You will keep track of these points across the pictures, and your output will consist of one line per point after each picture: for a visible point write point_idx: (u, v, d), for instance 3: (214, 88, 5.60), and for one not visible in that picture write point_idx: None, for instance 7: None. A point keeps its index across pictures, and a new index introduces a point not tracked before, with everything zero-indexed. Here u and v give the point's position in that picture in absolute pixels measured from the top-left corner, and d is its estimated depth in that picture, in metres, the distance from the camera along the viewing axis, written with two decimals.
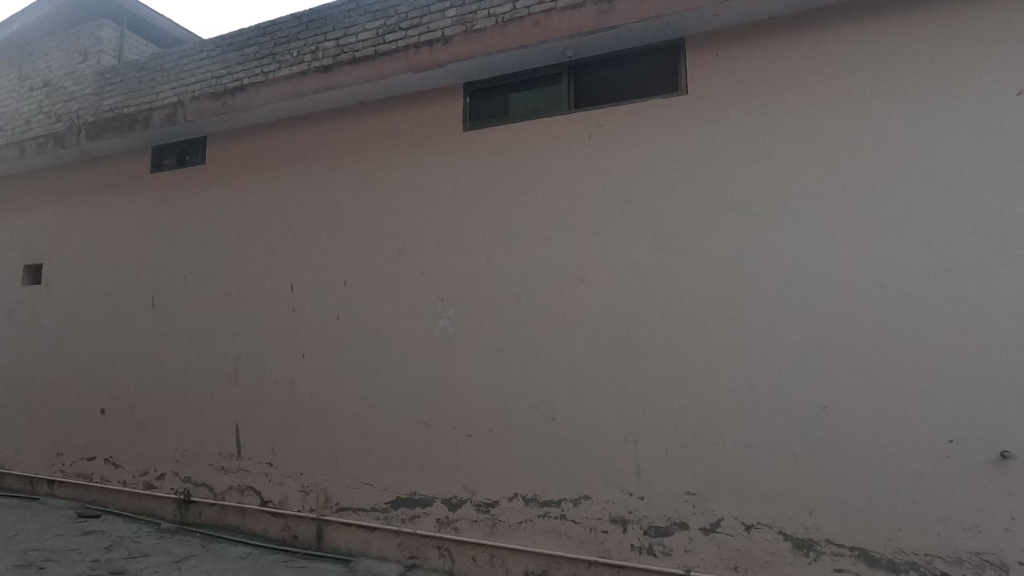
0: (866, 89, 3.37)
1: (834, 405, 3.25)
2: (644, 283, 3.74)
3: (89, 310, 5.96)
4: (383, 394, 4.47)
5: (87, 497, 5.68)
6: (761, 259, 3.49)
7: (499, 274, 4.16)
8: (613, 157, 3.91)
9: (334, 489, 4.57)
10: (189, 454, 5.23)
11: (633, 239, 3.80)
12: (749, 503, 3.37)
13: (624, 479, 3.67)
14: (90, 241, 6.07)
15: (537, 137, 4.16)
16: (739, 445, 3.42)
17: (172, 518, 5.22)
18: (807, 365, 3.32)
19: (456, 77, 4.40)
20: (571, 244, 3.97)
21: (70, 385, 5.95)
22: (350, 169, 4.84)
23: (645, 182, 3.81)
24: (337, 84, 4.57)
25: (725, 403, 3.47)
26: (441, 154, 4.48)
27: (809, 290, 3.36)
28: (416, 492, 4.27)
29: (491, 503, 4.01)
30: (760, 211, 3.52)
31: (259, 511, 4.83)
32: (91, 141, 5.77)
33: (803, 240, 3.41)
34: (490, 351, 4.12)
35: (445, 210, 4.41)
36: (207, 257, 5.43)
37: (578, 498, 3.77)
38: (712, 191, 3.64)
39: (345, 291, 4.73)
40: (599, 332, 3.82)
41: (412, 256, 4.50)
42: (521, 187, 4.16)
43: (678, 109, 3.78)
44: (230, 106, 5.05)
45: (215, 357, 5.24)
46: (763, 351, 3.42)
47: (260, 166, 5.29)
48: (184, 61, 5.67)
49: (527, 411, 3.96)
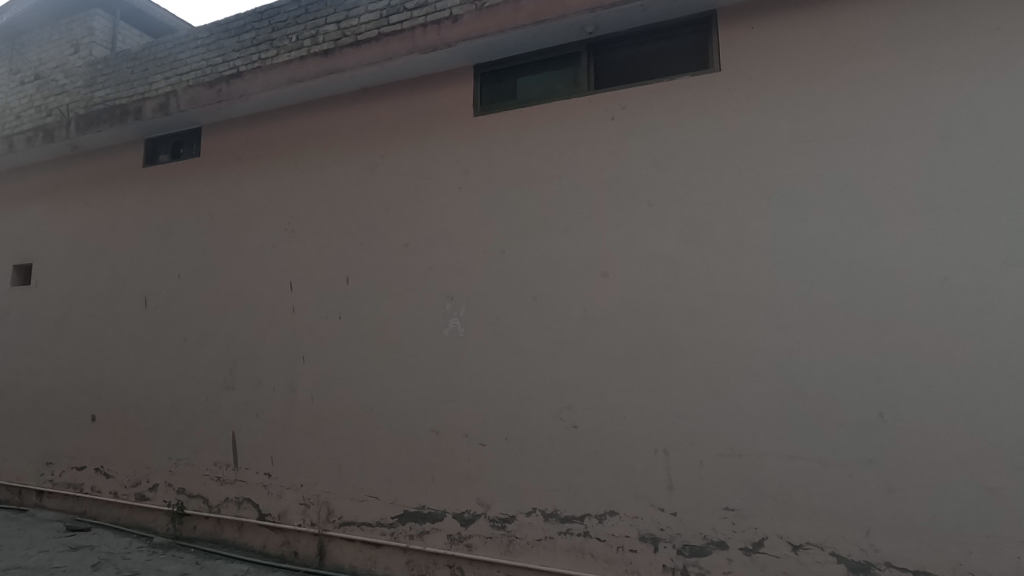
0: (922, 59, 3.04)
1: (891, 410, 2.92)
2: (673, 277, 3.41)
3: (80, 311, 5.68)
4: (390, 399, 4.15)
5: (76, 509, 5.38)
6: (803, 250, 3.16)
7: (514, 269, 3.85)
8: (638, 140, 3.60)
9: (337, 502, 4.26)
10: (183, 464, 4.93)
11: (660, 229, 3.48)
12: (796, 521, 3.03)
13: (654, 492, 3.34)
14: (81, 239, 5.79)
15: (555, 122, 3.85)
16: (783, 457, 3.09)
17: (165, 532, 4.91)
18: (857, 366, 3.00)
19: (466, 58, 4.10)
20: (592, 235, 3.65)
21: (60, 390, 5.66)
22: (353, 159, 4.54)
23: (673, 167, 3.49)
24: (338, 67, 4.26)
25: (766, 410, 3.14)
26: (450, 141, 4.17)
27: (857, 283, 3.04)
28: (426, 506, 3.95)
29: (507, 519, 3.68)
30: (803, 195, 3.19)
31: (257, 525, 4.52)
32: (81, 133, 5.48)
33: (850, 229, 3.09)
34: (506, 352, 3.80)
35: (454, 202, 4.10)
36: (202, 255, 5.14)
37: (603, 513, 3.45)
38: (748, 176, 3.32)
39: (348, 289, 4.43)
40: (623, 332, 3.49)
41: (419, 251, 4.19)
42: (536, 176, 3.85)
43: (709, 87, 3.46)
44: (225, 94, 4.75)
45: (210, 361, 4.95)
46: (807, 351, 3.09)
47: (257, 158, 4.99)
48: (178, 50, 5.41)
49: (546, 419, 3.64)
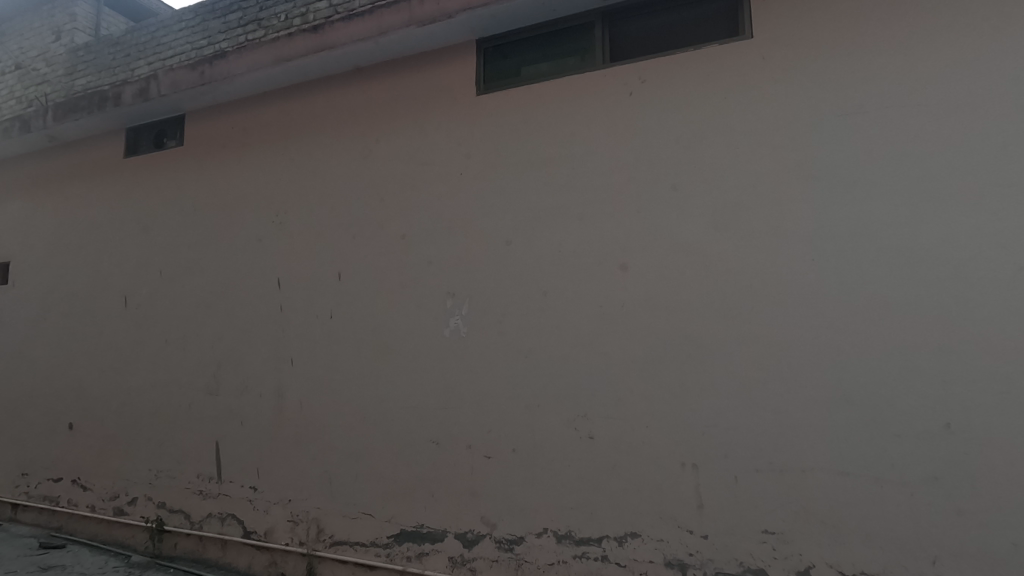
0: (987, 18, 2.66)
1: (960, 420, 2.53)
2: (701, 270, 3.03)
3: (57, 312, 5.33)
4: (386, 406, 3.78)
5: (52, 524, 5.03)
6: (850, 236, 2.78)
7: (521, 261, 3.48)
8: (660, 117, 3.23)
9: (327, 520, 3.88)
10: (164, 476, 4.57)
11: (686, 216, 3.10)
12: (847, 547, 2.65)
13: (681, 513, 2.95)
14: (59, 235, 5.45)
15: (566, 99, 3.49)
16: (831, 473, 2.70)
17: (144, 550, 4.55)
18: (918, 369, 2.61)
19: (467, 32, 3.74)
20: (609, 223, 3.28)
21: (36, 397, 5.31)
22: (346, 144, 4.18)
23: (700, 146, 3.12)
24: (329, 44, 3.92)
25: (811, 420, 2.75)
26: (451, 123, 3.81)
27: (915, 274, 2.66)
28: (424, 524, 3.58)
29: (515, 540, 3.30)
30: (850, 173, 2.81)
31: (242, 544, 4.16)
32: (59, 122, 5.13)
33: (907, 211, 2.70)
34: (513, 354, 3.43)
35: (455, 189, 3.74)
36: (185, 250, 4.79)
37: (623, 536, 3.06)
38: (785, 154, 2.94)
39: (340, 286, 4.06)
40: (645, 330, 3.12)
41: (417, 244, 3.82)
42: (545, 159, 3.49)
43: (739, 57, 3.09)
44: (208, 76, 4.40)
45: (193, 365, 4.59)
46: (859, 351, 2.71)
47: (244, 146, 4.64)
48: (161, 32, 5.07)
49: (558, 429, 3.26)
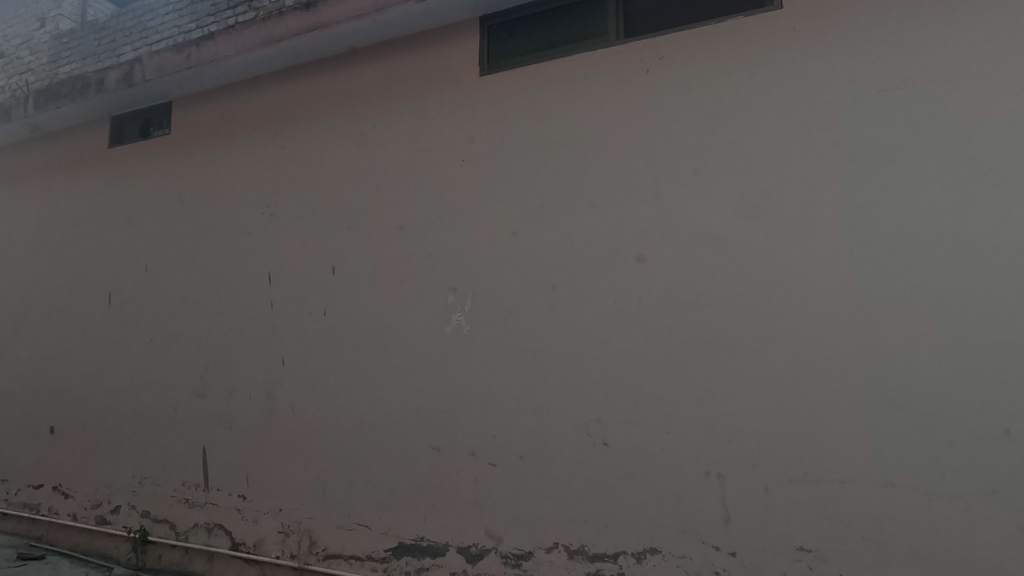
0: None
1: (1020, 427, 2.27)
2: (725, 261, 2.78)
3: (39, 310, 5.07)
4: (382, 408, 3.53)
5: (32, 533, 4.77)
6: (891, 222, 2.53)
7: (528, 252, 3.22)
8: (679, 95, 2.97)
9: (320, 531, 3.63)
10: (148, 483, 4.32)
11: (708, 203, 2.85)
12: (891, 566, 2.39)
13: (706, 527, 2.69)
14: (42, 230, 5.19)
15: (576, 79, 3.24)
16: (873, 484, 2.45)
17: (127, 562, 4.29)
18: (972, 369, 2.35)
19: (470, 8, 3.48)
20: (624, 211, 3.02)
21: (16, 399, 5.05)
22: (340, 129, 3.93)
23: (724, 127, 2.86)
24: (322, 22, 3.66)
25: (851, 426, 2.50)
26: (452, 106, 3.56)
27: (966, 263, 2.40)
28: (424, 537, 3.32)
29: (523, 555, 3.05)
30: (892, 153, 2.56)
31: (230, 556, 3.90)
32: (40, 110, 4.87)
33: (956, 194, 2.45)
34: (520, 353, 3.17)
35: (457, 176, 3.49)
36: (171, 244, 4.53)
37: (641, 552, 2.81)
38: (819, 134, 2.68)
39: (334, 281, 3.81)
40: (665, 328, 2.86)
41: (416, 236, 3.57)
42: (554, 143, 3.23)
43: (767, 31, 2.84)
44: (194, 59, 4.15)
45: (179, 365, 4.34)
46: (904, 349, 2.45)
47: (233, 134, 4.39)
48: (147, 16, 4.82)
49: (570, 434, 3.00)
